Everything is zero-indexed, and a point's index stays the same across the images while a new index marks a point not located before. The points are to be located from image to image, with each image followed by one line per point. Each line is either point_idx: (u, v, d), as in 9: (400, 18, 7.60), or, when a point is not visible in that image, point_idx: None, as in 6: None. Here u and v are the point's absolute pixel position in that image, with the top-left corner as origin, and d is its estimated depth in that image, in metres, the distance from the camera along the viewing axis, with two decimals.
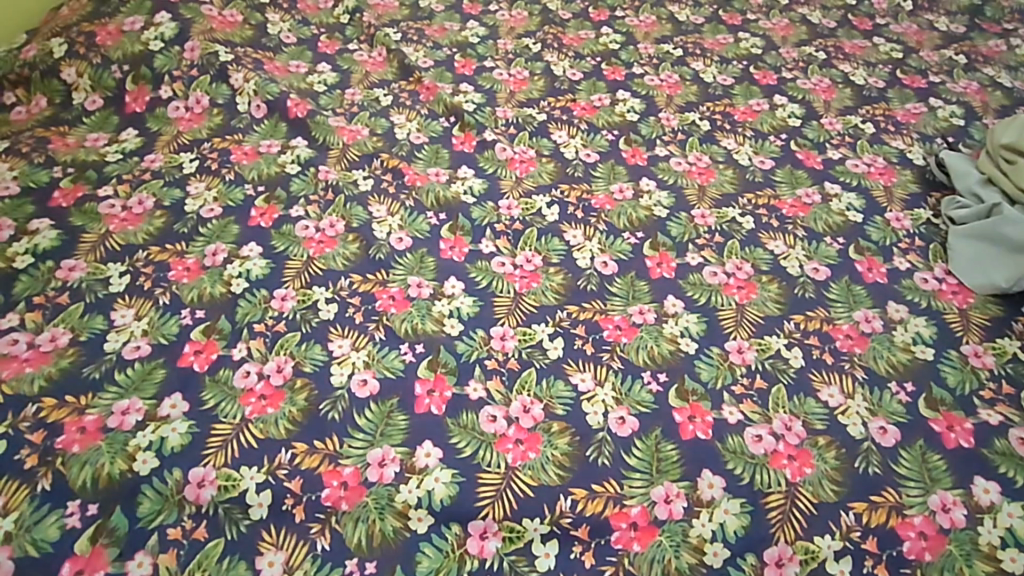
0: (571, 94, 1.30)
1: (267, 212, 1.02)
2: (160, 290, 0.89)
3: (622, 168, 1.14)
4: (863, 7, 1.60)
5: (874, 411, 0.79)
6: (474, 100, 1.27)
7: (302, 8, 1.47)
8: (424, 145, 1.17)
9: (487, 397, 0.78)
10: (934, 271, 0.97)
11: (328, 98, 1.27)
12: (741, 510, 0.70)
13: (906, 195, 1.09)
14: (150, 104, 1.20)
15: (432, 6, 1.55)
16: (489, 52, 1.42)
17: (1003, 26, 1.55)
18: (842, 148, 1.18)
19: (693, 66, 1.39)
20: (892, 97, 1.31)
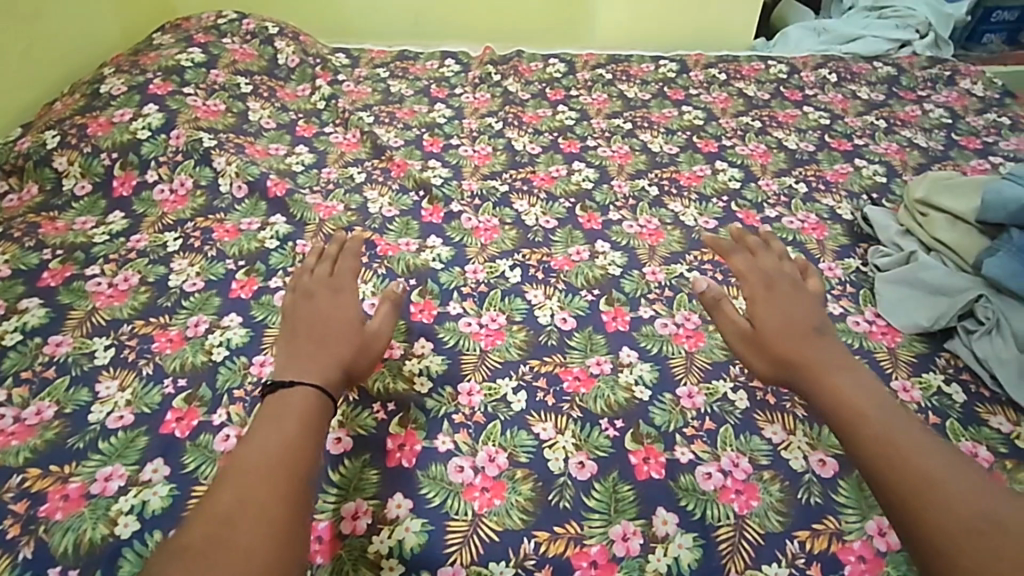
0: (531, 166, 1.42)
1: (247, 285, 1.09)
2: (143, 361, 0.94)
3: (579, 233, 1.23)
4: (792, 80, 1.78)
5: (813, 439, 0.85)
6: (441, 174, 1.38)
7: (282, 97, 1.61)
8: (395, 218, 1.26)
9: (455, 449, 0.83)
10: (864, 314, 1.05)
11: (306, 177, 1.37)
12: (694, 543, 0.74)
13: (837, 246, 1.19)
14: (138, 188, 1.29)
15: (402, 91, 1.73)
16: (455, 131, 1.54)
17: (918, 93, 1.73)
18: (778, 207, 1.30)
19: (641, 138, 1.52)
20: (822, 159, 1.44)
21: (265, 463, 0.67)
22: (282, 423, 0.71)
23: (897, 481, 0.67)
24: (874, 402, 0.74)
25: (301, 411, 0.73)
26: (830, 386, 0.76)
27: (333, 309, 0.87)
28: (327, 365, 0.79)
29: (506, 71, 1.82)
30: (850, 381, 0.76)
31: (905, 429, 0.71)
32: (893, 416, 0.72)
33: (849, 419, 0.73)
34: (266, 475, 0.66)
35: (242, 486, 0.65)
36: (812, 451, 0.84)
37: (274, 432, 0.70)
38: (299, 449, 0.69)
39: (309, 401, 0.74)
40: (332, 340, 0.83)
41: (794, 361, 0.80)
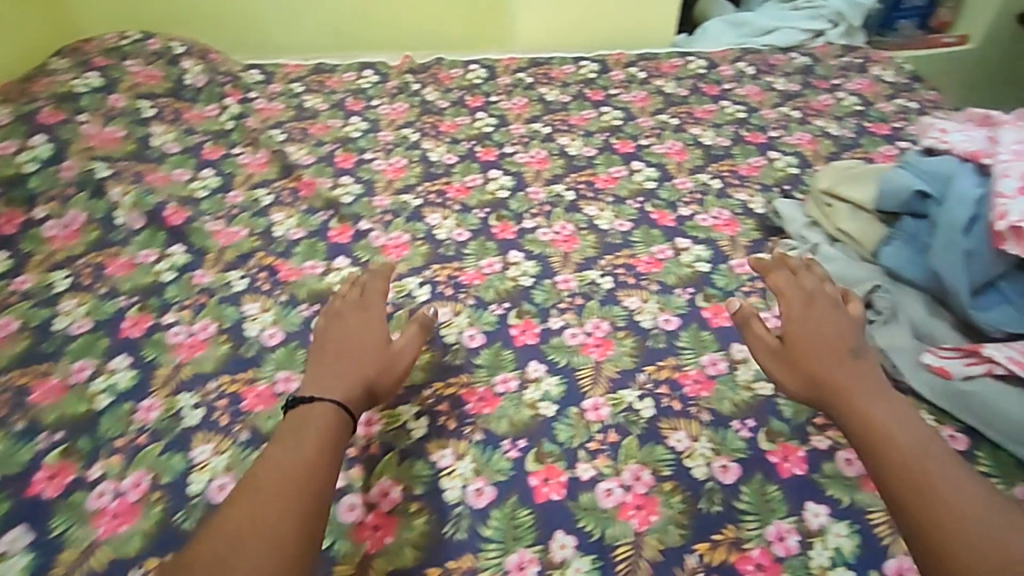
0: (446, 177, 1.39)
1: (138, 322, 1.03)
2: (17, 416, 0.88)
3: (491, 244, 1.21)
4: (711, 75, 1.79)
5: (716, 444, 0.84)
6: (352, 192, 1.34)
7: (188, 118, 1.55)
8: (302, 240, 1.22)
9: (348, 487, 0.80)
10: (771, 309, 1.05)
11: (210, 203, 1.31)
12: (592, 566, 0.72)
13: (749, 242, 1.19)
14: (24, 226, 1.20)
15: (317, 106, 1.67)
16: (370, 145, 1.50)
17: (832, 82, 1.75)
18: (692, 205, 1.29)
19: (559, 142, 1.51)
20: (737, 154, 1.45)
21: (281, 476, 0.70)
22: (297, 440, 0.74)
23: (916, 507, 0.67)
24: (903, 426, 0.73)
25: (320, 430, 0.75)
26: (859, 411, 0.76)
27: (361, 329, 0.88)
28: (349, 387, 0.80)
29: (425, 79, 1.78)
30: (879, 405, 0.76)
31: (930, 456, 0.70)
32: (922, 443, 0.72)
33: (870, 444, 0.73)
34: (282, 486, 0.69)
35: (256, 497, 0.68)
36: (715, 457, 0.83)
37: (289, 449, 0.73)
38: (311, 464, 0.71)
39: (327, 419, 0.76)
40: (355, 361, 0.84)
41: (821, 382, 0.80)
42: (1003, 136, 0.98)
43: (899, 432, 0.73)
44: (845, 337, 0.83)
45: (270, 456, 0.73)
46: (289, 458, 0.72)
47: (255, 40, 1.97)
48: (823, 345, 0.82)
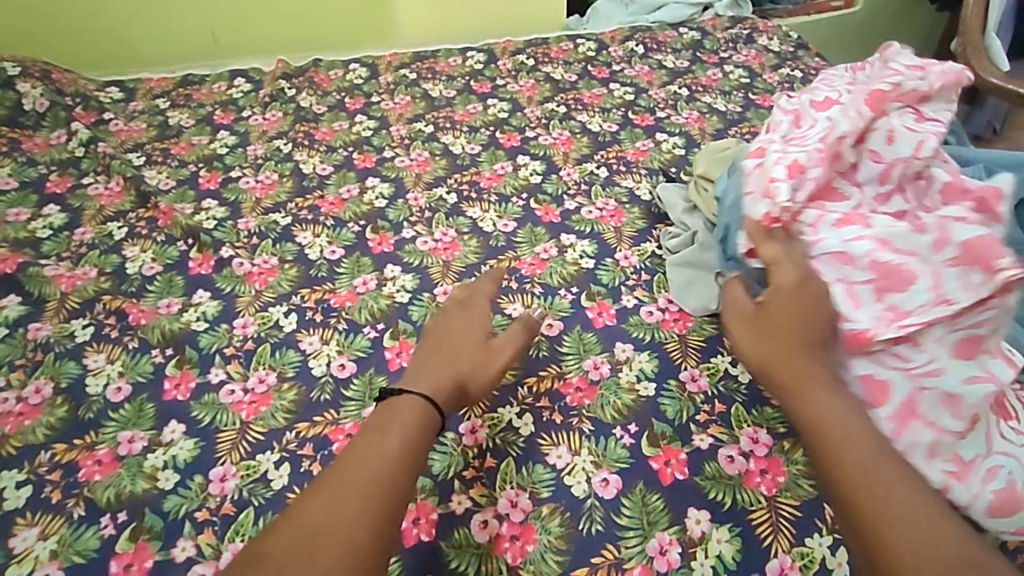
0: (320, 190, 1.30)
1: None
2: None
3: (368, 259, 1.13)
4: (600, 57, 1.75)
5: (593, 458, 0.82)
6: (216, 216, 1.23)
7: (28, 148, 1.40)
8: (157, 276, 1.11)
9: (195, 555, 0.74)
10: (658, 302, 1.01)
11: (52, 243, 1.18)
12: None
13: (634, 232, 1.15)
14: None
15: (182, 122, 1.54)
16: (238, 161, 1.39)
17: (719, 55, 1.74)
18: (578, 197, 1.25)
19: (442, 141, 1.44)
20: (624, 139, 1.41)
21: (370, 483, 0.67)
22: (389, 442, 0.71)
23: (852, 507, 0.63)
24: (853, 423, 0.68)
25: (404, 439, 0.72)
26: (807, 398, 0.71)
27: (463, 326, 0.89)
28: (448, 381, 0.81)
29: (301, 83, 1.67)
30: (837, 391, 0.71)
31: (877, 455, 0.65)
32: (871, 440, 0.66)
33: (822, 434, 0.68)
34: (370, 490, 0.66)
35: (340, 497, 0.66)
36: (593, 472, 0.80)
37: (379, 451, 0.70)
38: (398, 469, 0.69)
39: (413, 420, 0.74)
40: (456, 356, 0.84)
41: (781, 357, 0.75)
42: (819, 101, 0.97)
43: (849, 427, 0.67)
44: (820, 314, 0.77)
45: (354, 453, 0.71)
46: (378, 456, 0.70)
47: (122, 53, 1.82)
48: (782, 315, 0.77)
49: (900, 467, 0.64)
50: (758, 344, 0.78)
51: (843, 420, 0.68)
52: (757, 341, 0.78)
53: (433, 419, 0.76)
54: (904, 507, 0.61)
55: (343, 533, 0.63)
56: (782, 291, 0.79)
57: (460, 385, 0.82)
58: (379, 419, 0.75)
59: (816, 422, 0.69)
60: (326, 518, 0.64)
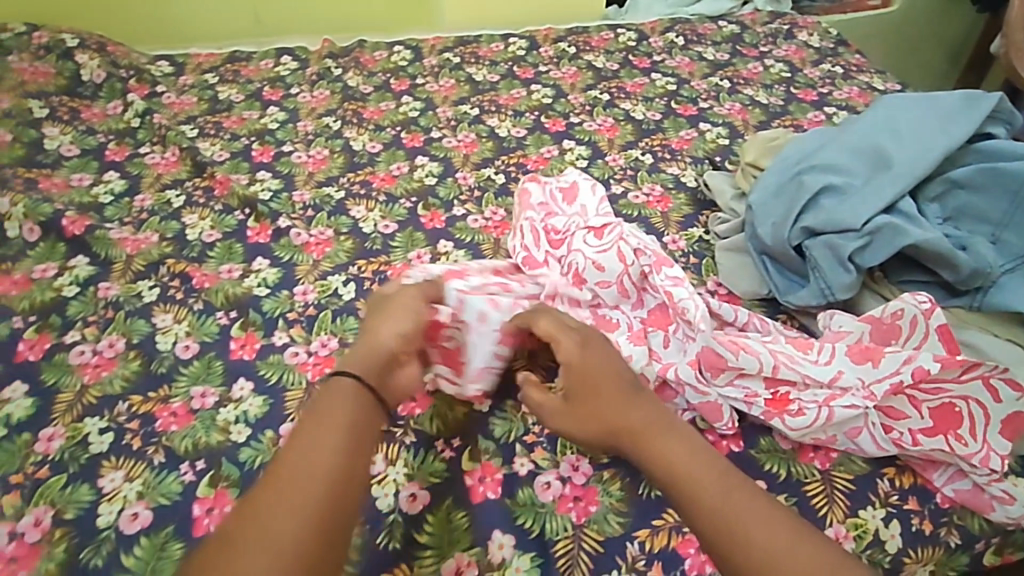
0: (370, 166, 1.33)
1: (37, 344, 0.97)
2: None
3: (420, 234, 1.16)
4: (641, 47, 1.77)
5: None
6: (270, 187, 1.26)
7: (87, 117, 1.44)
8: (217, 243, 1.14)
9: None
10: (706, 285, 1.04)
11: (115, 209, 1.23)
12: (531, 565, 0.71)
13: (681, 217, 1.18)
14: None
15: (231, 97, 1.58)
16: (289, 136, 1.42)
17: (760, 49, 1.76)
18: (624, 182, 1.27)
19: (488, 123, 1.46)
20: (667, 127, 1.43)
21: (309, 470, 0.65)
22: (328, 425, 0.69)
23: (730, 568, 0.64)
24: (692, 472, 0.69)
25: (339, 420, 0.69)
26: (656, 452, 0.71)
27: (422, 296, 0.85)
28: (368, 358, 0.75)
29: (347, 63, 1.69)
30: (672, 443, 0.72)
31: (733, 498, 0.67)
32: (721, 482, 0.68)
33: (684, 492, 0.69)
34: (307, 481, 0.64)
35: (278, 487, 0.64)
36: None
37: (319, 433, 0.68)
38: (338, 447, 0.67)
39: (348, 402, 0.71)
40: (379, 325, 0.78)
41: (613, 427, 0.74)
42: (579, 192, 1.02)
43: (696, 476, 0.69)
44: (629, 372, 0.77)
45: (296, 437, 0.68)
46: (314, 444, 0.67)
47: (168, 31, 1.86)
48: (602, 373, 0.75)
49: (753, 504, 0.67)
50: (579, 428, 0.75)
51: (685, 476, 0.69)
52: (582, 424, 0.75)
53: (365, 396, 0.72)
54: (775, 546, 0.64)
55: (287, 522, 0.62)
56: (573, 369, 0.76)
57: (401, 348, 0.76)
58: (312, 408, 0.71)
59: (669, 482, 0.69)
60: (264, 511, 0.63)
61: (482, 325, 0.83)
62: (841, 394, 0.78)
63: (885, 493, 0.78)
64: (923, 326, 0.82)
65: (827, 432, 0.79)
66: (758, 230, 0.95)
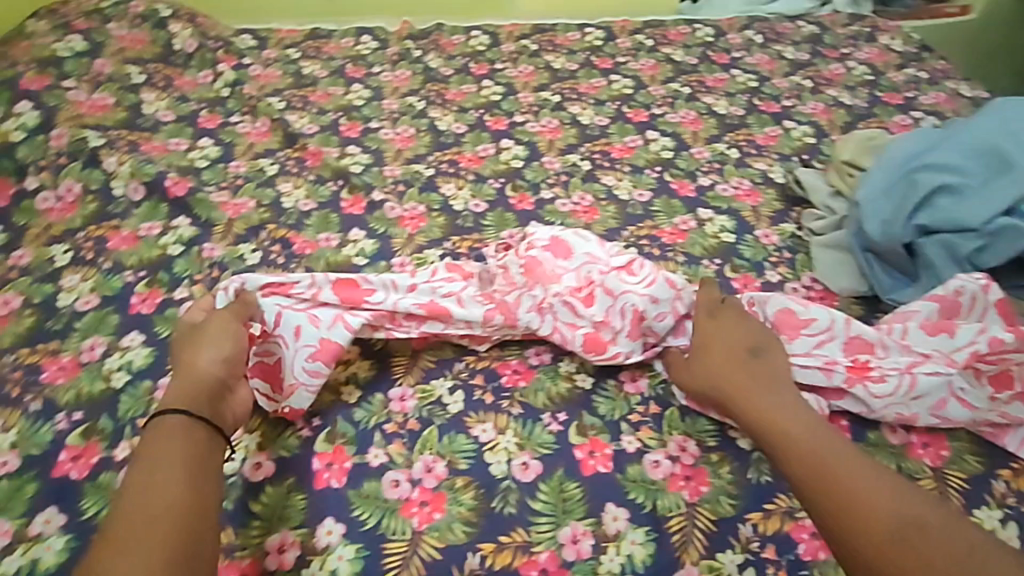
0: (457, 146, 1.34)
1: (149, 298, 1.00)
2: (32, 396, 0.86)
3: (511, 215, 1.17)
4: (719, 43, 1.76)
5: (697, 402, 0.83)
6: (361, 161, 1.29)
7: (180, 85, 1.47)
8: (313, 212, 1.16)
9: (389, 462, 0.77)
10: (802, 280, 1.04)
11: (211, 173, 1.25)
12: (646, 538, 0.72)
13: (772, 213, 1.17)
14: (18, 198, 1.17)
15: (315, 72, 1.60)
16: (375, 113, 1.44)
17: (841, 51, 1.74)
18: (712, 174, 1.27)
19: (570, 110, 1.46)
20: (752, 123, 1.43)
21: (152, 505, 0.61)
22: (168, 459, 0.64)
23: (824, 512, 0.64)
24: (799, 425, 0.70)
25: (188, 453, 0.65)
26: (763, 404, 0.73)
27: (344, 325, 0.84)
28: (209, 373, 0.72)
29: (427, 45, 1.71)
30: (785, 397, 0.73)
31: (841, 452, 0.67)
32: (828, 437, 0.69)
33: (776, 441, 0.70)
34: (155, 511, 0.60)
35: (130, 518, 0.60)
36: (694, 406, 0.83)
37: (161, 467, 0.64)
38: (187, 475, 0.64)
39: (188, 440, 0.66)
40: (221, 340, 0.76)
41: (727, 379, 0.76)
42: (571, 243, 0.93)
43: (804, 426, 0.70)
44: (751, 336, 0.80)
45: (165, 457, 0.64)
46: (162, 471, 0.63)
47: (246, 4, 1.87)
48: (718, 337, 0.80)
49: (860, 460, 0.66)
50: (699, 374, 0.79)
51: (794, 427, 0.70)
52: (700, 373, 0.79)
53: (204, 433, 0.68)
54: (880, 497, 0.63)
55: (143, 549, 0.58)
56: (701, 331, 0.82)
57: (228, 374, 0.73)
58: (141, 445, 0.66)
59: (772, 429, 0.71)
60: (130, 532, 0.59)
61: (308, 358, 0.81)
62: (922, 360, 0.82)
63: (1000, 494, 0.77)
64: (983, 301, 0.85)
65: (911, 407, 0.81)
66: (866, 226, 0.98)
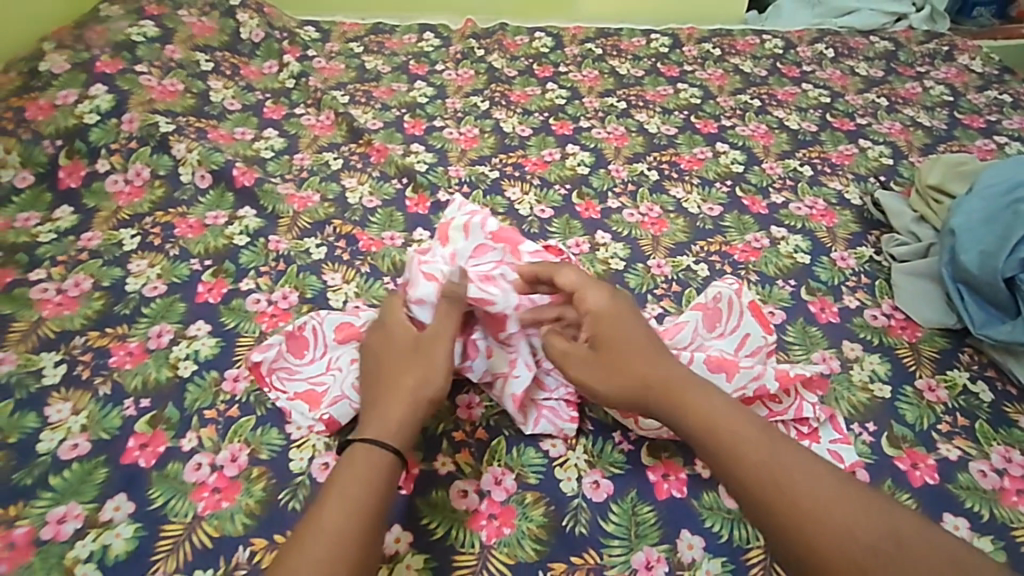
0: (522, 150, 1.32)
1: (215, 287, 0.98)
2: (100, 379, 0.84)
3: (577, 223, 1.15)
4: (789, 55, 1.70)
5: (554, 407, 0.80)
6: (425, 160, 1.28)
7: (246, 74, 1.46)
8: (377, 209, 1.16)
9: (457, 471, 0.76)
10: (881, 308, 1.00)
11: (276, 164, 1.24)
12: (723, 570, 0.69)
13: (849, 235, 1.13)
14: (87, 178, 1.16)
15: (378, 68, 1.60)
16: (438, 112, 1.43)
17: (916, 69, 1.68)
18: (784, 192, 1.23)
19: (637, 118, 1.43)
20: (825, 140, 1.38)
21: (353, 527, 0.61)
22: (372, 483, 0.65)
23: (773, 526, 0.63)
24: (733, 431, 0.68)
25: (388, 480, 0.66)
26: (693, 410, 0.70)
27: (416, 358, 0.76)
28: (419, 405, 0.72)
29: (490, 45, 1.69)
30: (710, 398, 0.71)
31: (781, 456, 0.65)
32: (762, 443, 0.66)
33: (721, 443, 0.67)
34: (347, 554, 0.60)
35: (328, 538, 0.60)
36: (555, 413, 0.79)
37: (367, 490, 0.64)
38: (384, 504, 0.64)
39: (398, 473, 0.67)
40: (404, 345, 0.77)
41: (650, 380, 0.73)
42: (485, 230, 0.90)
43: (737, 433, 0.67)
44: (650, 330, 0.78)
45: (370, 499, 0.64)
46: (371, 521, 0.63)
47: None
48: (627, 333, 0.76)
49: (790, 464, 0.65)
50: (607, 384, 0.74)
51: (726, 433, 0.67)
52: (608, 376, 0.75)
53: (406, 470, 0.68)
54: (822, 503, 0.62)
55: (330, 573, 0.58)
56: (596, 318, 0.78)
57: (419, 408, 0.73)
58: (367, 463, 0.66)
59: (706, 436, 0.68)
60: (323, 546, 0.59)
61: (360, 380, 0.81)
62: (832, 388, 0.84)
63: None
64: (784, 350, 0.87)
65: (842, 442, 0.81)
66: (959, 257, 0.93)
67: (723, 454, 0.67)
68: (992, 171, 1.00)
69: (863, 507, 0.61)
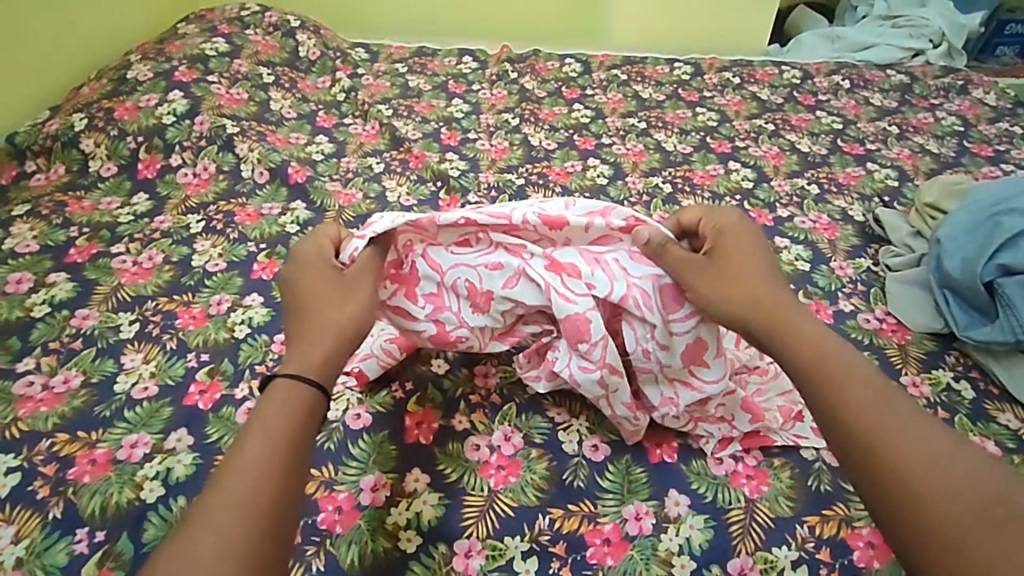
0: (546, 161, 1.44)
1: (268, 267, 1.11)
2: (167, 336, 0.97)
3: None
4: (806, 85, 1.80)
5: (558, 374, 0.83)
6: (459, 167, 1.40)
7: (303, 87, 1.61)
8: (413, 207, 1.28)
9: (472, 428, 0.85)
10: (874, 312, 1.07)
11: (325, 166, 1.39)
12: (705, 525, 0.77)
13: (849, 247, 1.20)
14: (162, 171, 1.31)
15: (421, 86, 1.75)
16: (472, 126, 1.57)
17: (930, 101, 1.75)
18: (790, 207, 1.31)
19: (656, 137, 1.54)
20: (834, 163, 1.47)
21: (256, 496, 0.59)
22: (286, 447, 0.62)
23: (866, 465, 0.61)
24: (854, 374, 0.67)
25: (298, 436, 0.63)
26: (806, 343, 0.71)
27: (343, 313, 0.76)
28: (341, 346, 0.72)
29: (523, 69, 1.83)
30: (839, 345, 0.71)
31: (880, 404, 0.65)
32: (876, 393, 0.65)
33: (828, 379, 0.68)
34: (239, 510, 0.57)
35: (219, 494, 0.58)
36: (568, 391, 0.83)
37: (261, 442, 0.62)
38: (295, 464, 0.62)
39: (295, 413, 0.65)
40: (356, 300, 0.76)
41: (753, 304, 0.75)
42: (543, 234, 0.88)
43: (853, 376, 0.67)
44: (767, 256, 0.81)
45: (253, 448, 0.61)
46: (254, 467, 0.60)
47: (356, 20, 2.08)
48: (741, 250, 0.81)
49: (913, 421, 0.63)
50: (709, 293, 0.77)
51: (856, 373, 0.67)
52: (724, 290, 0.77)
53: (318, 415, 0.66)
54: (929, 461, 0.60)
55: (234, 530, 0.56)
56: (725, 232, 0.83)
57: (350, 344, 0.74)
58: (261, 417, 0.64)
59: (817, 368, 0.68)
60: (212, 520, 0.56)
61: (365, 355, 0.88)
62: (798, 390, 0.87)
63: None
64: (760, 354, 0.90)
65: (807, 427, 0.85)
66: (945, 264, 1.03)
67: (832, 386, 0.67)
68: (980, 190, 1.10)
69: (970, 468, 0.59)
